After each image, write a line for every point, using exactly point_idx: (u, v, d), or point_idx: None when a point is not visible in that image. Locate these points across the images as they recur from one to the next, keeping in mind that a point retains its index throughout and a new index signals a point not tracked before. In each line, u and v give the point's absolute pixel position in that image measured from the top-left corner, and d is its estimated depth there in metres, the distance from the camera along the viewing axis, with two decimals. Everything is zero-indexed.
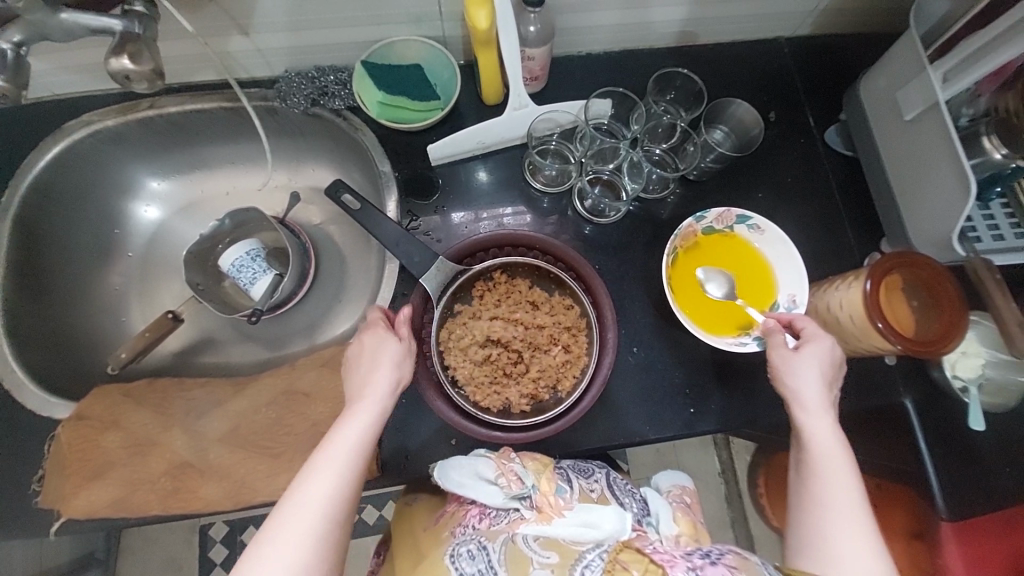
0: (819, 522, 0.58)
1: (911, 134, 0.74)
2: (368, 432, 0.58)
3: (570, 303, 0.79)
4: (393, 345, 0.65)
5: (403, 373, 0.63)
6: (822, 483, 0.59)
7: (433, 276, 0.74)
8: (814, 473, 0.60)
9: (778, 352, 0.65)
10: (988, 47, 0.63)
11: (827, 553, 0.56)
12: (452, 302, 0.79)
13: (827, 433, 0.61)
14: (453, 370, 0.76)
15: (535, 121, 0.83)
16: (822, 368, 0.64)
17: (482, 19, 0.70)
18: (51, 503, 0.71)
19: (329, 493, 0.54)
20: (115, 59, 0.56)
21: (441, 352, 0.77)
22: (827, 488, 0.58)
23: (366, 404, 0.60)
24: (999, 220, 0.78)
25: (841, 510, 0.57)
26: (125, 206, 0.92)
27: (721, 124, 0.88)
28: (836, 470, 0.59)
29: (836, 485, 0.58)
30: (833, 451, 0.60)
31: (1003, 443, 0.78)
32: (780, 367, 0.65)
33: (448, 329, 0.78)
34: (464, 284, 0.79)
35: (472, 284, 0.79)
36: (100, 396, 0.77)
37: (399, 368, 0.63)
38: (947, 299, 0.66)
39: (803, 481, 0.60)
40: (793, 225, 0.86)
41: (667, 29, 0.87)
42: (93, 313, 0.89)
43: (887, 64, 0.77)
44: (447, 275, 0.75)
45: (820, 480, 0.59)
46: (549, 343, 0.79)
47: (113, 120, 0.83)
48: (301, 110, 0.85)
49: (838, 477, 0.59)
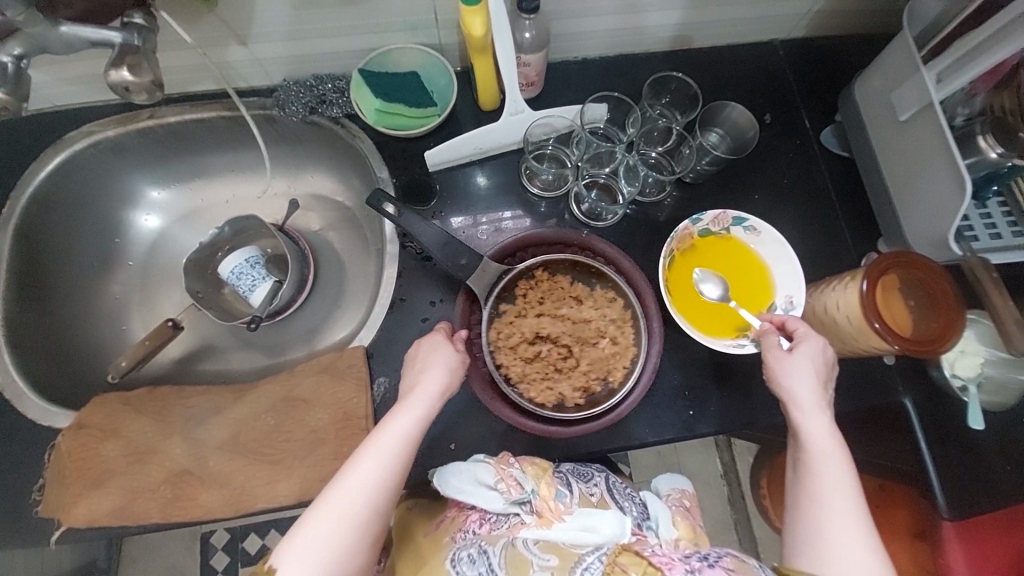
0: (816, 521, 0.58)
1: (906, 135, 0.74)
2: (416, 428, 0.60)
3: (613, 296, 0.80)
4: (447, 345, 0.66)
5: (455, 376, 0.65)
6: (818, 482, 0.59)
7: (480, 278, 0.75)
8: (811, 472, 0.59)
9: (774, 351, 0.65)
10: (981, 47, 0.64)
11: (822, 550, 0.56)
12: (497, 304, 0.79)
13: (823, 432, 0.61)
14: (505, 369, 0.77)
15: (531, 126, 0.83)
16: (817, 367, 0.64)
17: (477, 27, 0.70)
18: (52, 512, 0.71)
19: (372, 485, 0.55)
20: (114, 71, 0.57)
21: (492, 353, 0.77)
22: (823, 487, 0.58)
23: (417, 400, 0.61)
24: (996, 219, 0.78)
25: (837, 509, 0.57)
26: (125, 216, 0.93)
27: (717, 126, 0.88)
28: (832, 470, 0.59)
29: (832, 484, 0.58)
30: (828, 450, 0.60)
31: (1004, 442, 0.78)
32: (774, 369, 0.65)
33: (496, 330, 0.78)
34: (508, 284, 0.79)
35: (515, 284, 0.80)
36: (100, 404, 0.77)
37: (448, 370, 0.64)
38: (943, 299, 0.67)
39: (800, 480, 0.60)
40: (790, 226, 0.86)
41: (662, 34, 0.88)
42: (93, 322, 0.89)
43: (881, 65, 0.78)
44: (493, 276, 0.76)
45: (817, 479, 0.59)
46: (596, 336, 0.79)
47: (113, 130, 0.84)
48: (300, 118, 0.86)
49: (834, 476, 0.58)
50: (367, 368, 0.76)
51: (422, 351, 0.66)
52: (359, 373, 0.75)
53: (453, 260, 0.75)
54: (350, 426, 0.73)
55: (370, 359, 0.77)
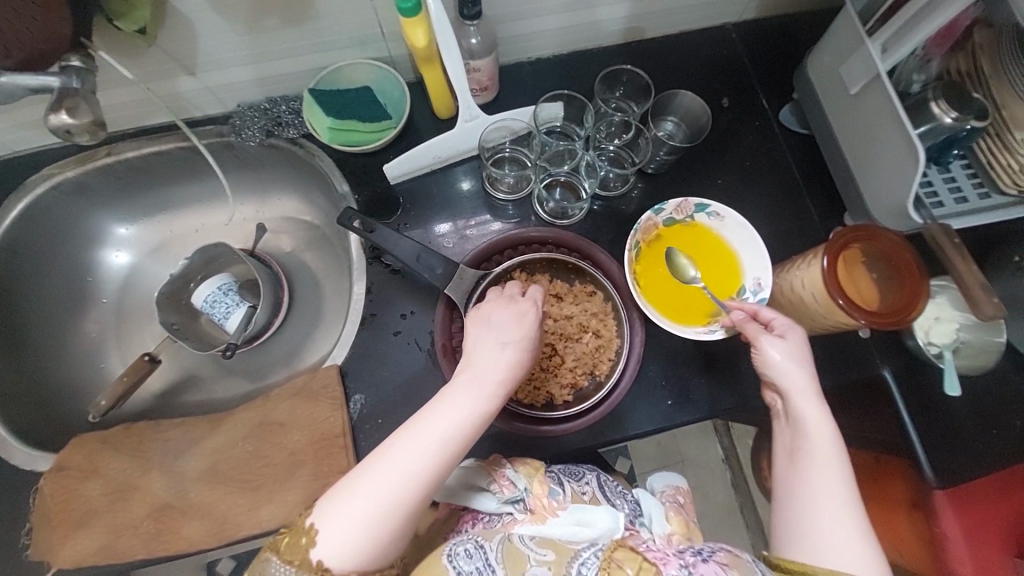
0: (822, 508, 0.56)
1: (858, 107, 0.74)
2: (473, 419, 0.58)
3: (592, 290, 0.81)
4: (515, 318, 0.64)
5: (521, 356, 0.62)
6: (818, 470, 0.58)
7: (457, 284, 0.75)
8: (809, 459, 0.59)
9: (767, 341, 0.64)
10: (919, 15, 0.63)
11: (816, 538, 0.55)
12: None
13: (821, 421, 0.60)
14: None
15: (486, 130, 0.83)
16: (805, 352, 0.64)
17: (420, 38, 0.71)
18: (39, 555, 0.72)
19: (420, 467, 0.54)
20: (53, 115, 0.58)
21: None
22: (821, 474, 0.58)
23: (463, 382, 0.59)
24: (962, 182, 0.77)
25: (833, 495, 0.57)
26: (95, 254, 0.93)
27: (670, 115, 0.89)
28: (826, 458, 0.58)
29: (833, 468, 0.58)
30: (827, 437, 0.59)
31: (986, 405, 0.77)
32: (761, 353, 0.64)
33: None
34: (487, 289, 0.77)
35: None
36: (80, 444, 0.77)
37: (512, 353, 0.62)
38: (908, 269, 0.66)
39: (799, 468, 0.59)
40: (756, 208, 0.86)
41: (612, 27, 0.88)
42: (71, 362, 0.89)
43: (829, 40, 0.77)
44: (470, 281, 0.75)
45: (816, 465, 0.58)
46: (579, 331, 0.79)
47: (73, 171, 0.84)
48: (257, 142, 0.86)
49: (828, 463, 0.58)
50: (341, 387, 0.76)
51: (494, 315, 0.64)
52: (334, 392, 0.75)
53: (431, 270, 0.75)
54: (328, 445, 0.73)
55: (345, 376, 0.77)
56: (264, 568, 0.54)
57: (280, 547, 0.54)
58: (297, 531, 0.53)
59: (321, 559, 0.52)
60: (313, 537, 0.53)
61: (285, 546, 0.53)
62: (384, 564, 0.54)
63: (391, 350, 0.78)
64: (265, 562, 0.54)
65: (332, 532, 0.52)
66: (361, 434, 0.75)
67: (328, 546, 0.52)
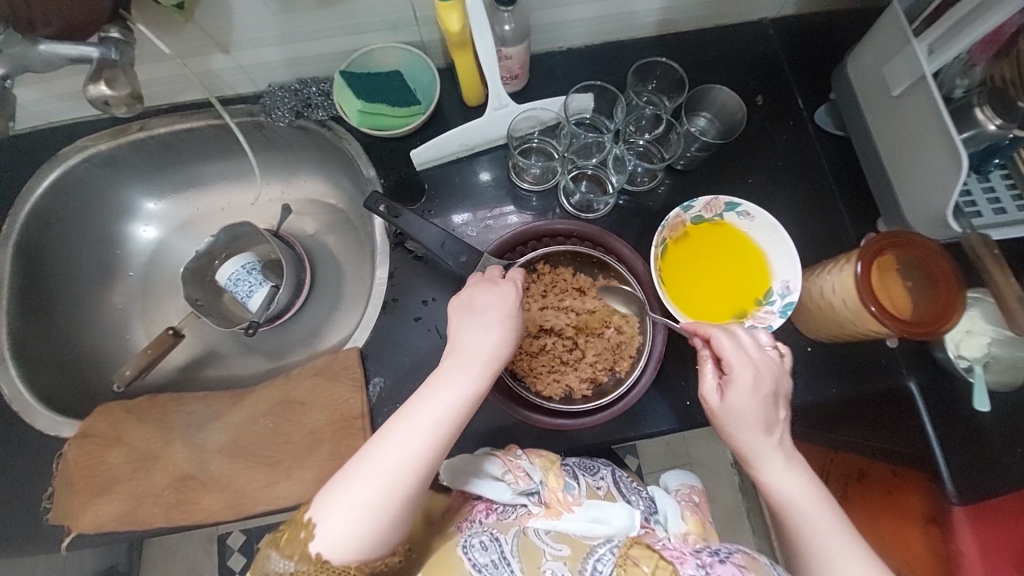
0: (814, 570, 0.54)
1: (900, 110, 0.72)
2: (464, 401, 0.58)
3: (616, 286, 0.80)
4: (499, 301, 0.64)
5: (505, 343, 0.62)
6: (803, 536, 0.55)
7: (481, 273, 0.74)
8: (791, 527, 0.56)
9: (710, 397, 0.59)
10: (971, 15, 0.61)
11: None
12: None
13: (790, 484, 0.55)
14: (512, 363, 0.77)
15: (516, 119, 0.83)
16: (755, 401, 0.56)
17: (454, 22, 0.70)
18: (60, 519, 0.74)
19: (416, 452, 0.55)
20: (93, 86, 0.59)
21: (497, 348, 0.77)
22: (809, 543, 0.54)
23: (446, 370, 0.60)
24: (1001, 193, 0.74)
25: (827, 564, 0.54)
26: (124, 227, 0.95)
27: (704, 110, 0.87)
28: (812, 526, 0.54)
29: (815, 532, 0.54)
30: (804, 501, 0.55)
31: (1014, 423, 0.75)
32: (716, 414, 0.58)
33: None
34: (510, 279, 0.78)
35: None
36: (105, 413, 0.79)
37: (497, 334, 0.62)
38: (942, 277, 0.65)
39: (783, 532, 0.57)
40: (786, 209, 0.84)
41: (647, 19, 0.86)
42: (99, 332, 0.91)
43: (873, 39, 0.75)
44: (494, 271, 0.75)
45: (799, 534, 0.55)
46: (601, 326, 0.79)
47: (106, 144, 0.86)
48: (287, 123, 0.86)
49: (814, 531, 0.54)
50: (360, 369, 0.76)
51: (476, 301, 0.64)
52: (354, 374, 0.76)
53: (454, 258, 0.75)
54: (346, 427, 0.74)
55: (365, 359, 0.78)
56: (265, 561, 0.56)
57: (279, 543, 0.56)
58: (297, 525, 0.55)
59: (320, 551, 0.53)
60: (311, 531, 0.54)
61: (285, 542, 0.55)
62: (387, 548, 0.56)
63: (411, 336, 0.78)
64: (267, 557, 0.56)
65: (328, 525, 0.53)
66: (379, 418, 0.75)
67: (326, 538, 0.53)
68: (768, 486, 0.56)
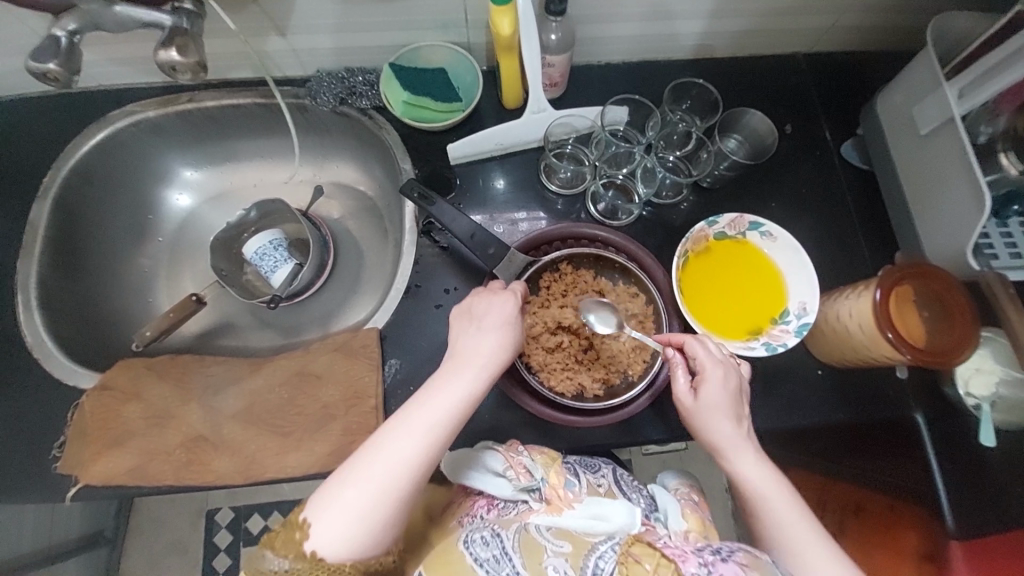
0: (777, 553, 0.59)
1: (927, 149, 0.74)
2: (462, 403, 0.59)
3: (636, 292, 0.80)
4: (500, 308, 0.65)
5: (504, 351, 0.63)
6: (764, 517, 0.60)
7: (506, 266, 0.77)
8: (761, 512, 0.60)
9: (684, 393, 0.64)
10: (1002, 64, 0.64)
11: None
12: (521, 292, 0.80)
13: (754, 470, 0.61)
14: (527, 357, 0.78)
15: (551, 126, 0.86)
16: (723, 396, 0.62)
17: (505, 26, 0.73)
18: (69, 468, 0.74)
19: (412, 454, 0.56)
20: (163, 51, 0.62)
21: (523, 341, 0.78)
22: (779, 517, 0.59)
23: (446, 379, 0.61)
24: (1019, 238, 0.76)
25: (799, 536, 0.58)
26: (161, 193, 0.98)
27: (735, 132, 0.90)
28: (775, 505, 0.60)
29: (776, 515, 0.59)
30: (764, 486, 0.60)
31: (1019, 466, 0.75)
32: (688, 417, 0.64)
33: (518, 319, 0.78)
34: (533, 275, 0.80)
35: (540, 276, 0.80)
36: (125, 368, 0.80)
37: (497, 338, 0.63)
38: (958, 311, 0.66)
39: (749, 517, 0.62)
40: (806, 236, 0.86)
41: (685, 42, 0.89)
42: (123, 292, 0.93)
43: (904, 79, 0.78)
44: (519, 265, 0.77)
45: (768, 512, 0.59)
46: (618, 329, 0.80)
47: (155, 111, 0.89)
48: (330, 108, 0.89)
49: (778, 508, 0.59)
50: (379, 350, 0.78)
51: (475, 308, 0.65)
52: (372, 353, 0.77)
53: (481, 250, 0.77)
54: (359, 404, 0.75)
55: (383, 341, 0.79)
56: (259, 561, 0.56)
57: (274, 543, 0.56)
58: (290, 526, 0.56)
59: (315, 551, 0.54)
60: (306, 531, 0.55)
61: (280, 542, 0.55)
62: (380, 548, 0.56)
63: (431, 323, 0.80)
64: (261, 558, 0.56)
65: (323, 525, 0.54)
66: (391, 400, 0.76)
67: (320, 538, 0.54)
68: (737, 470, 0.61)
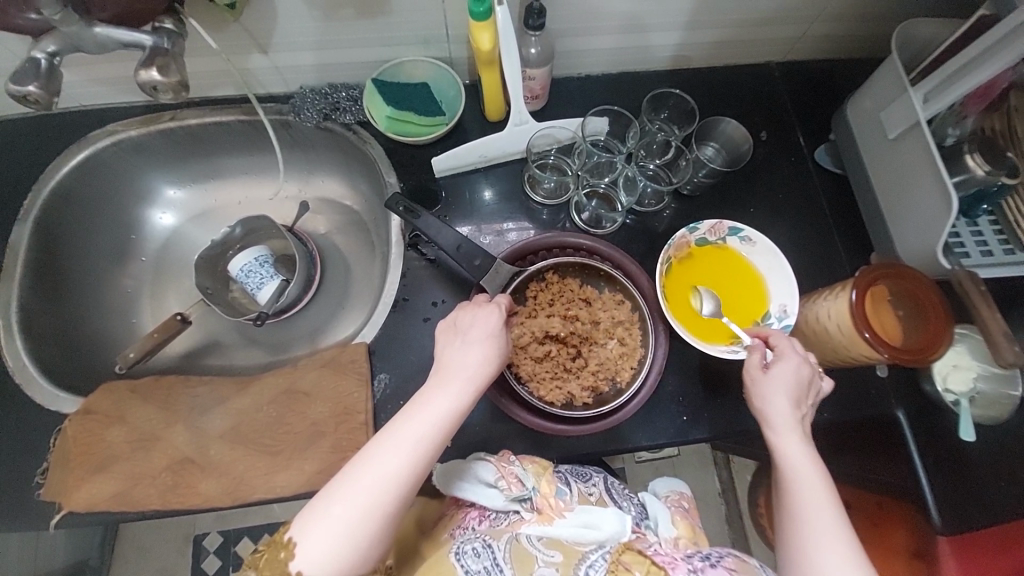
0: (799, 541, 0.56)
1: (896, 152, 0.77)
2: (447, 417, 0.60)
3: (621, 299, 0.82)
4: (485, 319, 0.65)
5: (489, 363, 0.63)
6: (793, 495, 0.58)
7: (493, 278, 0.77)
8: (794, 488, 0.58)
9: (753, 362, 0.65)
10: (963, 70, 0.66)
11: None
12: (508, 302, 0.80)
13: (796, 447, 0.60)
14: (516, 367, 0.78)
15: (534, 137, 0.87)
16: (794, 379, 0.63)
17: (485, 42, 0.74)
18: (51, 496, 0.73)
19: (397, 469, 0.56)
20: (144, 71, 0.62)
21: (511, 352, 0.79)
22: (807, 496, 0.57)
23: (432, 392, 0.61)
24: (987, 236, 0.79)
25: (824, 523, 0.56)
26: (144, 212, 0.97)
27: (712, 141, 0.92)
28: (807, 485, 0.58)
29: (804, 495, 0.57)
30: (804, 467, 0.59)
31: (998, 457, 0.77)
32: (751, 388, 0.65)
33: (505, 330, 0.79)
34: (520, 286, 0.80)
35: (526, 286, 0.81)
36: (108, 391, 0.79)
37: (481, 351, 0.63)
38: (932, 307, 0.68)
39: (779, 495, 0.60)
40: (785, 239, 0.88)
41: (662, 53, 0.92)
42: (106, 314, 0.92)
43: (872, 86, 0.81)
44: (505, 276, 0.78)
45: (798, 489, 0.58)
46: (605, 337, 0.81)
47: (136, 130, 0.88)
48: (313, 124, 0.89)
49: (813, 490, 0.57)
50: (368, 364, 0.78)
51: (460, 321, 0.65)
52: (361, 368, 0.77)
53: (467, 262, 0.78)
54: (348, 420, 0.75)
55: (371, 355, 0.79)
56: None
57: (258, 564, 0.55)
58: (276, 545, 0.55)
59: (301, 571, 0.54)
60: (292, 551, 0.54)
61: (264, 562, 0.54)
62: (367, 566, 0.56)
63: (419, 335, 0.80)
64: None
65: (308, 544, 0.54)
66: (381, 414, 0.76)
67: (307, 557, 0.54)
68: (779, 443, 0.61)
